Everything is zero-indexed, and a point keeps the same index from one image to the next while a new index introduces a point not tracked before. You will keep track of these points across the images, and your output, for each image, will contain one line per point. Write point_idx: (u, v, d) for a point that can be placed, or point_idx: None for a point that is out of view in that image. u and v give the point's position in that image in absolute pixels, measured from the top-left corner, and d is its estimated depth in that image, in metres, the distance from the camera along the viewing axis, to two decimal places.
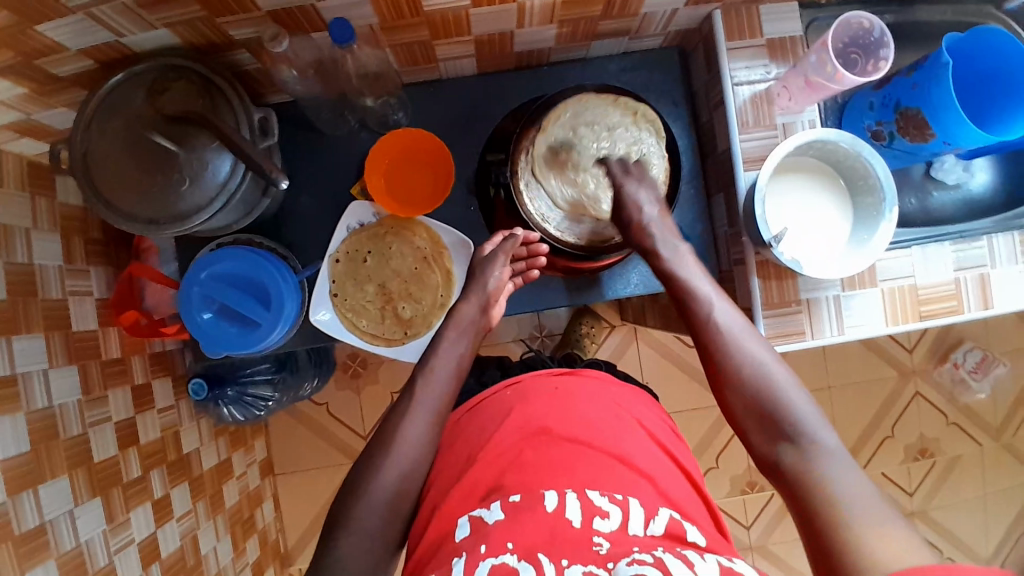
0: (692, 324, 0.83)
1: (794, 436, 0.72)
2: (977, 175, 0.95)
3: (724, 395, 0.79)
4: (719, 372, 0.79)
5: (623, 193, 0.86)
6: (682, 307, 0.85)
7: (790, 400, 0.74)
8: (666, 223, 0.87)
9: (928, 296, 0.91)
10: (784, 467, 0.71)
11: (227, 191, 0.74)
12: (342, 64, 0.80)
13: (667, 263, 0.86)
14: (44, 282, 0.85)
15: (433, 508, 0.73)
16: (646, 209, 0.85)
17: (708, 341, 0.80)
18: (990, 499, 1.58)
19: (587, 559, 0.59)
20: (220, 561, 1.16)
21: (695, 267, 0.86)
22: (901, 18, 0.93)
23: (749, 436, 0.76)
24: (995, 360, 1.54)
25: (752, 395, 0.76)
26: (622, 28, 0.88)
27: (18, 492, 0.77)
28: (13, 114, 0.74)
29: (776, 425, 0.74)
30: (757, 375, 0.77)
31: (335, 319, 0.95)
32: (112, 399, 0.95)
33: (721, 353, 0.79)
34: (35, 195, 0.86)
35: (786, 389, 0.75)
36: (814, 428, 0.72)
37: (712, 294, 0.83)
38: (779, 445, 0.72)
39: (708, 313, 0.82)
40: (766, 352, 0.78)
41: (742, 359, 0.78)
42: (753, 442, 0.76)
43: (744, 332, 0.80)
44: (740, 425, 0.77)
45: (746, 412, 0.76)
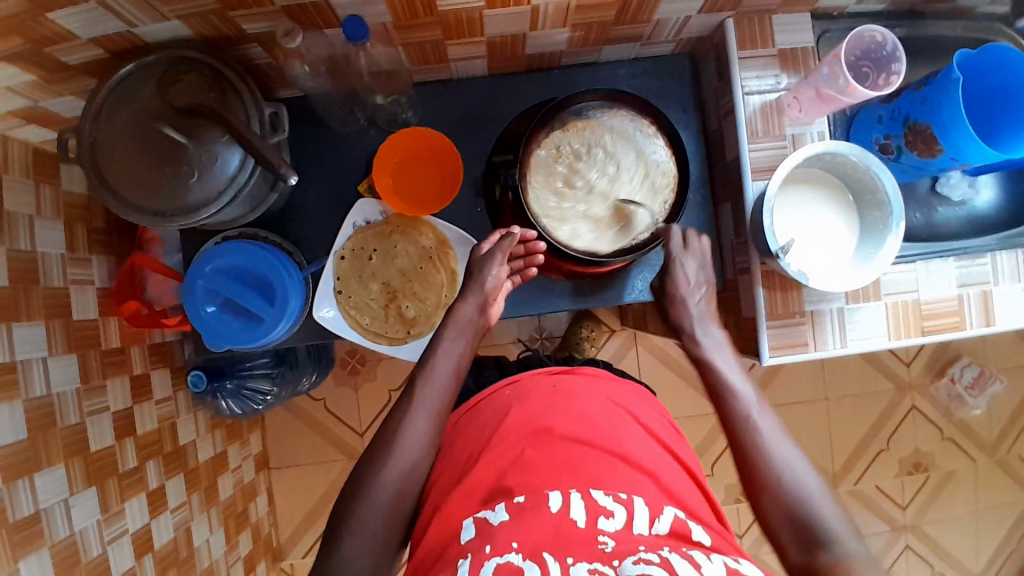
0: (727, 427, 0.83)
1: (830, 547, 0.69)
2: (982, 192, 0.95)
3: (755, 502, 0.76)
4: (752, 478, 0.77)
5: (673, 266, 0.93)
6: (719, 405, 0.85)
7: (824, 509, 0.73)
8: (709, 304, 0.93)
9: (931, 311, 0.91)
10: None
11: (236, 185, 0.74)
12: (354, 61, 0.80)
13: (701, 349, 0.90)
14: (45, 270, 0.85)
15: (436, 508, 0.73)
16: (692, 278, 0.93)
17: (743, 443, 0.80)
18: (983, 515, 1.58)
19: (593, 557, 0.60)
20: (212, 554, 1.15)
21: (732, 363, 0.88)
22: (912, 33, 0.93)
23: (782, 549, 0.73)
24: (992, 377, 1.54)
25: (787, 504, 0.74)
26: (634, 34, 0.88)
27: (13, 480, 0.76)
28: (21, 100, 0.74)
29: (810, 535, 0.71)
30: (792, 483, 0.75)
31: (338, 317, 0.95)
32: (110, 388, 0.95)
33: (757, 459, 0.78)
34: (39, 183, 0.85)
35: (821, 498, 0.74)
36: (850, 542, 0.70)
37: (746, 396, 0.84)
38: (815, 554, 0.70)
39: (745, 416, 0.82)
40: (801, 460, 0.77)
41: (779, 463, 0.77)
42: (785, 556, 0.72)
43: (781, 438, 0.79)
44: (773, 537, 0.74)
45: (780, 522, 0.73)
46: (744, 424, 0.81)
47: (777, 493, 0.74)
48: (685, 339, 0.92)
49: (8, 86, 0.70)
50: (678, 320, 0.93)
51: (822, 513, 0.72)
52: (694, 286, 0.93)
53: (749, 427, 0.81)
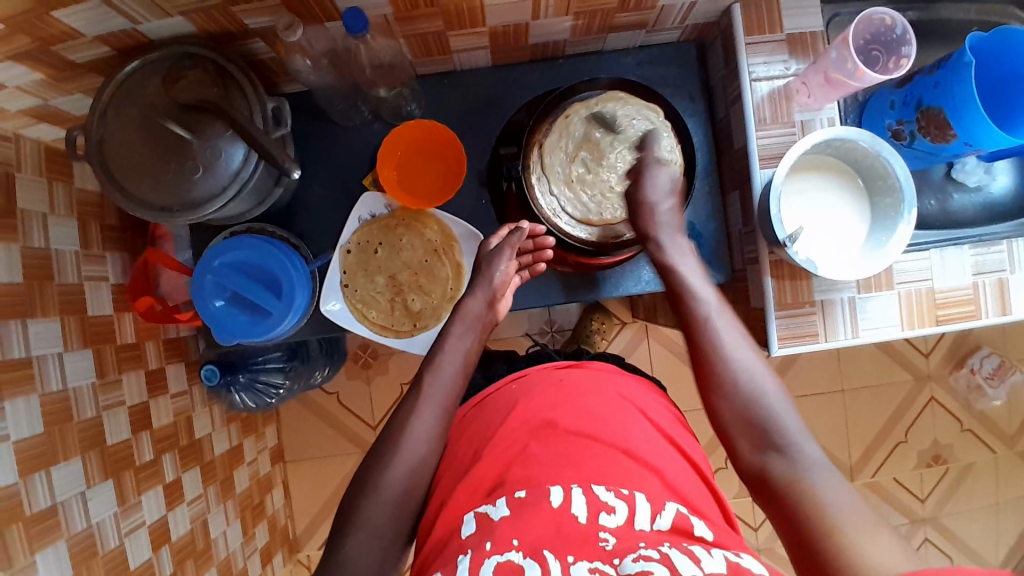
0: (687, 332, 0.82)
1: (782, 448, 0.71)
2: (998, 178, 0.92)
3: (709, 401, 0.78)
4: (709, 380, 0.78)
5: (645, 173, 0.87)
6: (678, 308, 0.84)
7: (778, 410, 0.74)
8: (676, 213, 0.87)
9: (945, 300, 0.89)
10: (771, 478, 0.70)
11: (241, 180, 0.75)
12: (355, 54, 0.80)
13: (666, 257, 0.86)
14: (60, 267, 0.86)
15: (442, 502, 0.73)
16: (660, 185, 0.86)
17: (702, 348, 0.80)
18: (1004, 508, 1.55)
19: (594, 555, 0.60)
20: (229, 545, 1.17)
21: (696, 269, 0.86)
22: (924, 15, 0.91)
23: (733, 446, 0.75)
24: (1012, 367, 1.50)
25: (743, 404, 0.75)
26: (639, 21, 0.87)
27: (30, 474, 0.78)
28: (31, 99, 0.75)
29: (764, 435, 0.73)
30: (749, 385, 0.76)
31: (345, 310, 0.95)
32: (126, 383, 0.96)
33: (716, 361, 0.78)
34: (52, 181, 0.87)
35: (776, 399, 0.75)
36: (805, 444, 0.71)
37: (709, 296, 0.83)
38: (768, 456, 0.71)
39: (704, 316, 0.81)
40: (759, 363, 0.78)
41: (739, 365, 0.77)
42: (737, 453, 0.75)
43: (741, 342, 0.79)
44: (725, 434, 0.76)
45: (732, 419, 0.75)
46: (705, 327, 0.80)
47: (732, 393, 0.76)
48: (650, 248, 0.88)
49: (16, 85, 0.71)
50: (644, 230, 0.87)
51: (778, 417, 0.74)
52: (665, 195, 0.87)
53: (709, 327, 0.80)
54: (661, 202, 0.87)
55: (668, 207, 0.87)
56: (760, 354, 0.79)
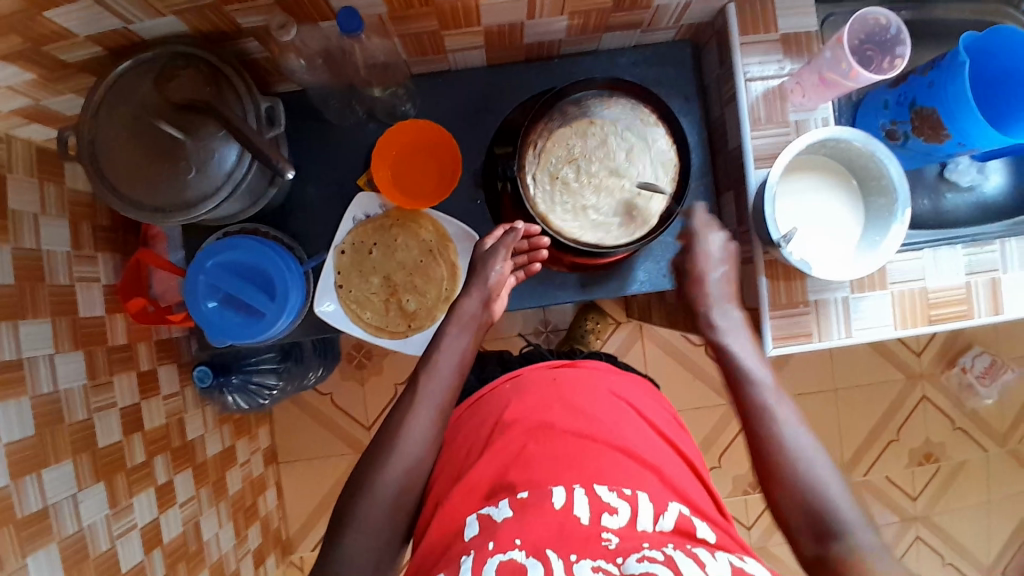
0: (743, 417, 0.82)
1: (842, 536, 0.70)
2: (991, 178, 0.93)
3: (767, 489, 0.77)
4: (767, 466, 0.77)
5: (696, 240, 0.90)
6: (736, 393, 0.84)
7: (839, 500, 0.73)
8: (727, 283, 0.89)
9: (937, 300, 0.90)
10: (832, 569, 0.68)
11: (234, 179, 0.74)
12: (350, 54, 0.80)
13: (717, 334, 0.88)
14: (51, 268, 0.86)
15: (438, 504, 0.73)
16: (714, 254, 0.89)
17: (760, 432, 0.79)
18: (995, 506, 1.57)
19: (597, 555, 0.59)
20: (222, 547, 1.16)
21: (748, 345, 0.86)
22: (917, 17, 0.91)
23: (794, 537, 0.73)
24: (1003, 366, 1.51)
25: (803, 496, 0.73)
26: (634, 21, 0.87)
27: (21, 477, 0.77)
28: (22, 100, 0.74)
29: (825, 527, 0.71)
30: (808, 472, 0.75)
31: (339, 310, 0.95)
32: (117, 385, 0.96)
33: (772, 446, 0.78)
34: (43, 181, 0.86)
35: (837, 491, 0.73)
36: (866, 535, 0.69)
37: (765, 380, 0.83)
38: (828, 547, 0.70)
39: (762, 402, 0.81)
40: (818, 450, 0.77)
41: (798, 453, 0.76)
42: (797, 544, 0.73)
43: (800, 429, 0.78)
44: (787, 524, 0.74)
45: (794, 510, 0.74)
46: (760, 410, 0.80)
47: (790, 482, 0.74)
48: (702, 325, 0.89)
49: (7, 85, 0.70)
50: (699, 301, 0.89)
51: (839, 508, 0.72)
52: (717, 261, 0.89)
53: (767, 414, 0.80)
54: (714, 251, 0.90)
55: (721, 265, 0.90)
56: (819, 442, 0.78)
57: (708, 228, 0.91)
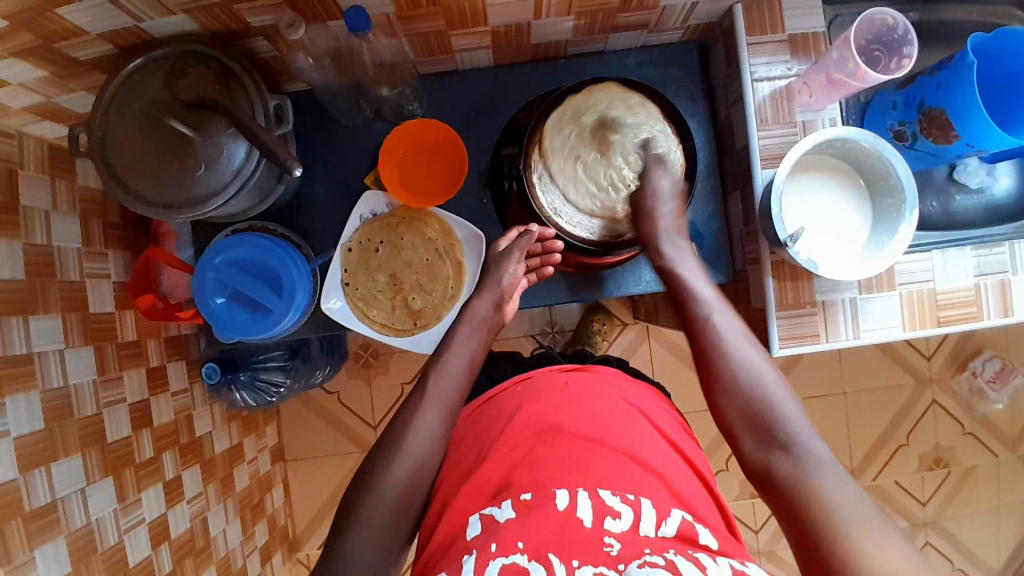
0: (690, 332, 0.84)
1: (788, 445, 0.73)
2: (1001, 180, 0.92)
3: (712, 400, 0.80)
4: (712, 380, 0.79)
5: (646, 177, 0.86)
6: (680, 308, 0.85)
7: (781, 406, 0.76)
8: (677, 217, 0.88)
9: (946, 301, 0.89)
10: (777, 476, 0.71)
11: (242, 176, 0.75)
12: (358, 53, 0.80)
13: (667, 261, 0.87)
14: (62, 264, 0.87)
15: (444, 505, 0.73)
16: (664, 191, 0.86)
17: (707, 347, 0.81)
18: (1006, 512, 1.55)
19: (598, 561, 0.59)
20: (228, 543, 1.17)
21: (698, 271, 0.87)
22: (926, 17, 0.91)
23: (738, 444, 0.77)
24: (1014, 370, 1.50)
25: (746, 402, 0.77)
26: (640, 21, 0.87)
27: (30, 469, 0.78)
28: (34, 97, 0.75)
29: (768, 433, 0.74)
30: (754, 383, 0.77)
31: (345, 307, 0.95)
32: (127, 380, 0.97)
33: (716, 362, 0.80)
34: (54, 178, 0.87)
35: (778, 395, 0.76)
36: (810, 441, 0.73)
37: (712, 297, 0.84)
38: (773, 454, 0.73)
39: (707, 318, 0.82)
40: (762, 360, 0.79)
41: (739, 364, 0.78)
42: (742, 450, 0.76)
43: (743, 340, 0.80)
44: (729, 428, 0.78)
45: (738, 418, 0.77)
46: (707, 329, 0.81)
47: (734, 392, 0.77)
48: (652, 254, 0.88)
49: (20, 82, 0.71)
50: (648, 234, 0.87)
51: (781, 413, 0.75)
52: (666, 197, 0.86)
53: (716, 330, 0.81)
54: (665, 197, 0.86)
55: (670, 206, 0.87)
56: (762, 351, 0.80)
57: (658, 167, 0.86)
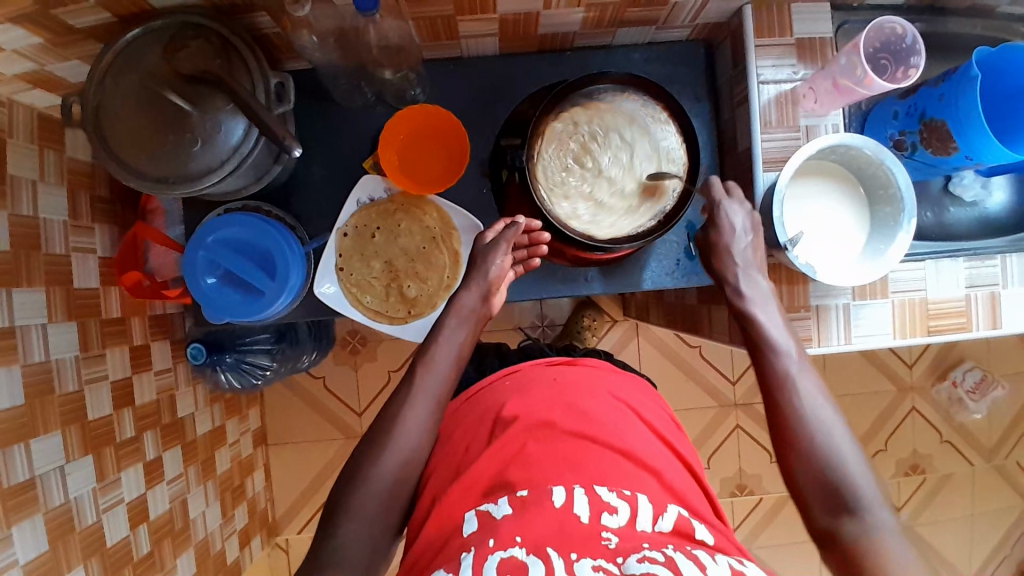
0: (763, 383, 0.77)
1: (858, 513, 0.67)
2: (994, 194, 0.93)
3: (782, 458, 0.73)
4: (787, 440, 0.72)
5: (719, 212, 0.83)
6: (758, 358, 0.78)
7: (858, 471, 0.69)
8: (755, 253, 0.82)
9: (937, 311, 0.90)
10: (843, 546, 0.66)
11: (240, 154, 0.73)
12: (363, 33, 0.79)
13: (744, 301, 0.80)
14: (47, 236, 0.84)
15: (434, 501, 0.73)
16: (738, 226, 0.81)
17: (783, 404, 0.73)
18: (977, 520, 1.58)
19: (597, 553, 0.59)
20: (207, 526, 1.15)
21: (777, 316, 0.80)
22: (932, 28, 0.91)
23: (807, 510, 0.70)
24: (993, 382, 1.53)
25: (820, 468, 0.69)
26: (650, 17, 0.87)
27: (9, 445, 0.76)
28: (27, 64, 0.73)
29: (841, 501, 0.68)
30: (830, 449, 0.70)
31: (339, 293, 0.94)
32: (110, 357, 0.95)
33: (792, 418, 0.72)
34: (43, 148, 0.85)
35: (858, 464, 0.69)
36: (881, 513, 0.67)
37: (790, 348, 0.77)
38: (842, 522, 0.67)
39: (784, 371, 0.75)
40: (838, 420, 0.72)
41: (820, 427, 0.71)
42: (810, 516, 0.70)
43: (824, 401, 0.74)
44: (800, 496, 0.71)
45: (810, 484, 0.70)
46: (784, 381, 0.75)
47: (809, 454, 0.70)
48: (727, 291, 0.82)
49: (14, 48, 0.69)
50: (721, 273, 0.82)
51: (858, 480, 0.69)
52: (742, 233, 0.82)
53: (789, 386, 0.74)
54: (739, 224, 0.82)
55: (747, 235, 0.82)
56: (840, 411, 0.73)
57: (729, 198, 0.83)
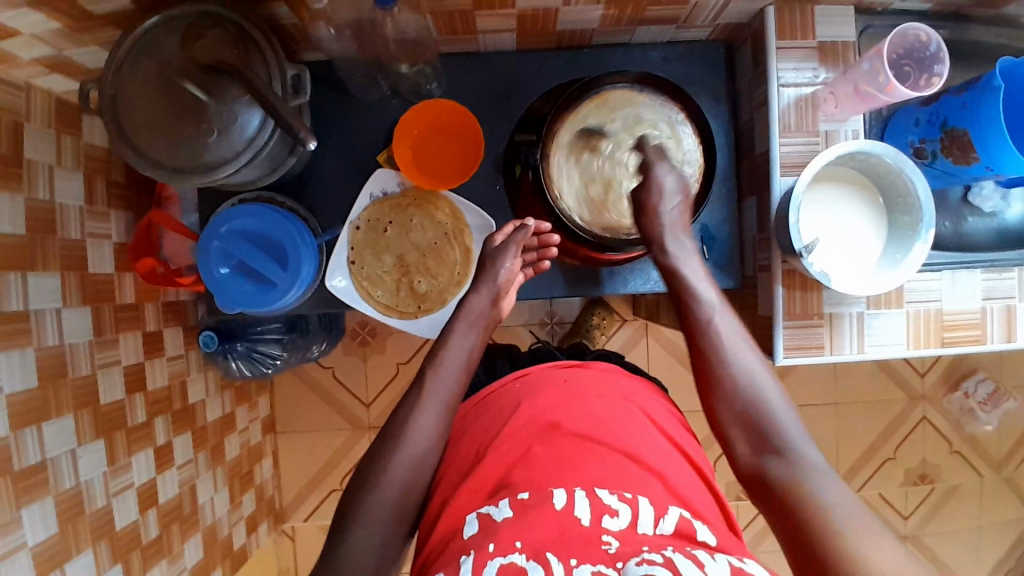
0: (689, 334, 0.80)
1: (782, 449, 0.69)
2: (1013, 206, 0.91)
3: (707, 403, 0.76)
4: (709, 382, 0.75)
5: (651, 171, 0.84)
6: (683, 311, 0.81)
7: (777, 411, 0.72)
8: (682, 214, 0.85)
9: (952, 322, 0.89)
10: (771, 482, 0.67)
11: (255, 147, 0.73)
12: (380, 27, 0.78)
13: (671, 259, 0.84)
14: (63, 222, 0.85)
15: (445, 502, 0.73)
16: (668, 187, 0.84)
17: (705, 351, 0.77)
18: (984, 531, 1.57)
19: (597, 559, 0.59)
20: (215, 512, 1.17)
21: (702, 273, 0.83)
22: (957, 35, 0.90)
23: (732, 449, 0.72)
24: (1006, 394, 1.51)
25: (743, 406, 0.73)
26: (670, 16, 0.86)
27: (21, 428, 0.77)
28: (44, 48, 0.73)
29: (763, 436, 0.70)
30: (750, 387, 0.73)
31: (351, 288, 0.95)
32: (122, 343, 0.95)
33: (714, 363, 0.76)
34: (61, 134, 0.85)
35: (777, 404, 0.72)
36: (803, 447, 0.68)
37: (714, 298, 0.80)
38: (768, 458, 0.68)
39: (707, 317, 0.79)
40: (759, 364, 0.76)
41: (741, 369, 0.75)
42: (736, 456, 0.72)
43: (744, 345, 0.77)
44: (724, 434, 0.73)
45: (732, 420, 0.73)
46: (706, 329, 0.78)
47: (732, 394, 0.74)
48: (653, 248, 0.85)
49: (32, 33, 0.69)
50: (650, 232, 0.84)
51: (777, 418, 0.71)
52: (672, 193, 0.84)
53: (714, 334, 0.78)
54: (670, 185, 0.84)
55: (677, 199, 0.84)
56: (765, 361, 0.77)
57: (663, 162, 0.85)
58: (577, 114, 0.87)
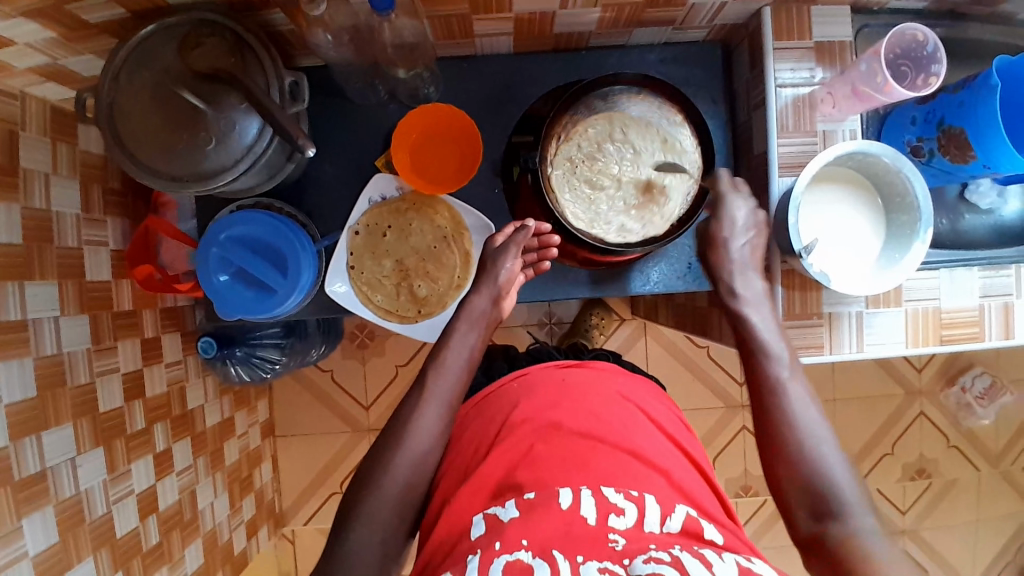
0: (754, 389, 0.78)
1: (845, 520, 0.67)
2: (1011, 202, 0.92)
3: (768, 465, 0.74)
4: (773, 443, 0.74)
5: (724, 203, 0.86)
6: (749, 364, 0.80)
7: (840, 477, 0.70)
8: (753, 252, 0.85)
9: (950, 320, 0.89)
10: (833, 554, 0.66)
11: (254, 154, 0.73)
12: (378, 32, 0.78)
13: (739, 303, 0.83)
14: (60, 230, 0.85)
15: (446, 500, 0.73)
16: (741, 221, 0.85)
17: (769, 410, 0.76)
18: (982, 525, 1.58)
19: (604, 556, 0.59)
20: (215, 517, 1.16)
21: (769, 319, 0.82)
22: (952, 34, 0.90)
23: (791, 514, 0.71)
24: (1002, 388, 1.52)
25: (807, 472, 0.71)
26: (667, 18, 0.86)
27: (21, 437, 0.77)
28: (39, 57, 0.72)
29: (826, 505, 0.69)
30: (813, 452, 0.72)
31: (351, 293, 0.94)
32: (121, 350, 0.95)
33: (779, 424, 0.74)
34: (56, 141, 0.85)
35: (840, 469, 0.71)
36: (866, 518, 0.67)
37: (780, 353, 0.79)
38: (830, 529, 0.67)
39: (774, 375, 0.77)
40: (824, 425, 0.74)
41: (805, 432, 0.73)
42: (794, 521, 0.71)
43: (810, 405, 0.75)
44: (784, 499, 0.72)
45: (795, 485, 0.71)
46: (774, 388, 0.77)
47: (796, 458, 0.72)
48: (722, 291, 0.85)
49: (26, 42, 0.69)
50: (717, 264, 0.86)
51: (840, 485, 0.70)
52: (742, 229, 0.85)
53: (779, 392, 0.76)
54: (741, 217, 0.85)
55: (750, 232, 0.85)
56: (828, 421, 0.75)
57: (735, 194, 0.86)
58: (575, 119, 0.88)
